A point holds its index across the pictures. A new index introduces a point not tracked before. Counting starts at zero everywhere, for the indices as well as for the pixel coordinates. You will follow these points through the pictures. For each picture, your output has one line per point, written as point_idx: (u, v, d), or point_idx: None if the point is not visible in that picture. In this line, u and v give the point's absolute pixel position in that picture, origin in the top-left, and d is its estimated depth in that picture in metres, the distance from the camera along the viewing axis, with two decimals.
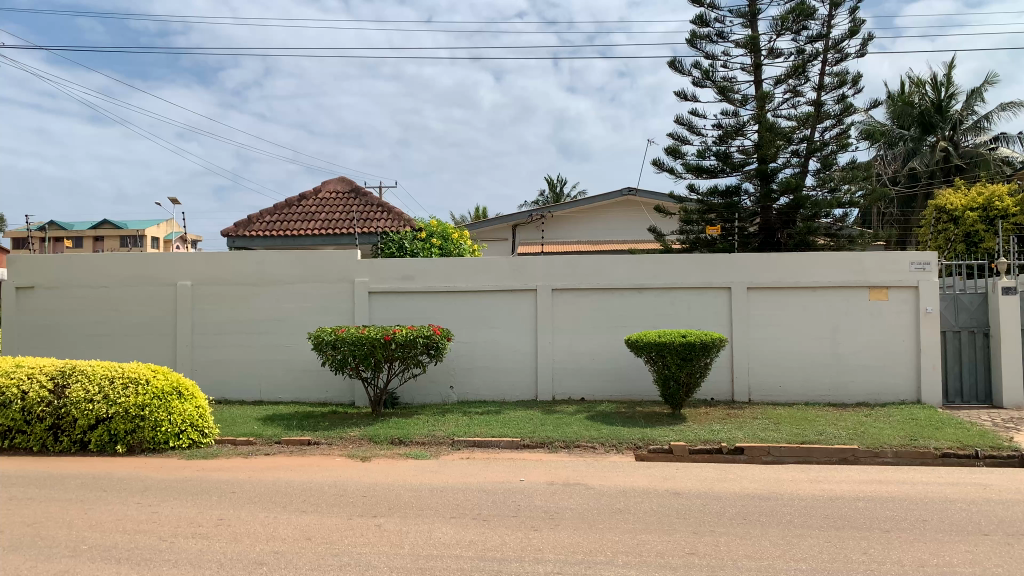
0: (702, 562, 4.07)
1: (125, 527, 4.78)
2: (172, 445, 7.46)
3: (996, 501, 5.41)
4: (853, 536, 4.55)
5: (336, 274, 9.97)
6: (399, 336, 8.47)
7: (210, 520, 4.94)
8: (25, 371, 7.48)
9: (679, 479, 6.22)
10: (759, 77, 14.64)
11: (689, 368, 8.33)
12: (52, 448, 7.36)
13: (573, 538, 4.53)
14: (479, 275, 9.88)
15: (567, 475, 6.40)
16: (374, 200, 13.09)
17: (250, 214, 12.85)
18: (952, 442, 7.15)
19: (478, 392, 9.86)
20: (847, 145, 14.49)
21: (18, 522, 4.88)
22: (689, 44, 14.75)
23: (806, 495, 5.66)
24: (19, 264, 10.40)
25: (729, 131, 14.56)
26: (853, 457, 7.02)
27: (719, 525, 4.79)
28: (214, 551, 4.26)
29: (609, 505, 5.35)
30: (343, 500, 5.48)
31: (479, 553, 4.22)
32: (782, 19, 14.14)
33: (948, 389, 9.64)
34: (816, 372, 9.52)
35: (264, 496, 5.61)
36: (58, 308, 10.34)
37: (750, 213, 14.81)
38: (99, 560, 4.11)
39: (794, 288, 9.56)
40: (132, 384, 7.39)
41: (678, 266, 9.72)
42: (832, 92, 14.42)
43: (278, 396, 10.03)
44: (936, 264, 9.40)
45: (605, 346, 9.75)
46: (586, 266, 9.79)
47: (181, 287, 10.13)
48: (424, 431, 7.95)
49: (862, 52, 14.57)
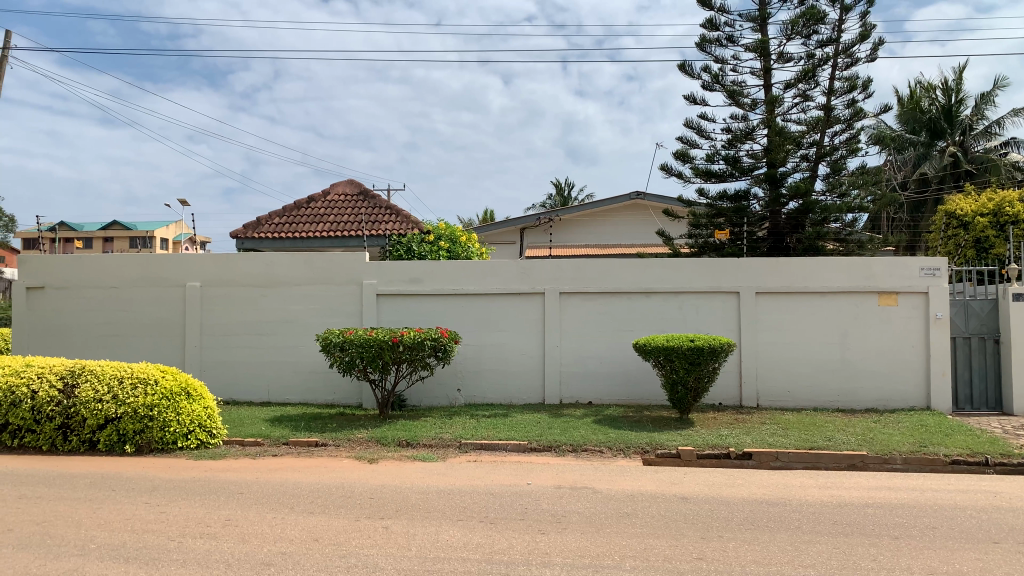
0: (710, 566, 4.06)
1: (134, 526, 4.80)
2: (180, 445, 7.49)
3: (1006, 509, 5.37)
4: (861, 542, 4.52)
5: (344, 276, 10.01)
6: (407, 339, 8.49)
7: (218, 520, 4.96)
8: (35, 371, 7.54)
9: (687, 484, 6.21)
10: (769, 81, 14.60)
11: (697, 373, 8.30)
12: (61, 448, 7.40)
13: (580, 542, 4.52)
14: (487, 278, 9.89)
15: (575, 478, 6.39)
16: (382, 203, 13.14)
17: (260, 216, 12.92)
18: (961, 449, 7.11)
19: (485, 396, 9.86)
20: (857, 150, 14.43)
21: (27, 520, 4.91)
22: (699, 48, 14.74)
23: (814, 500, 5.64)
24: (30, 264, 10.47)
25: (738, 135, 14.53)
26: (862, 463, 6.98)
27: (726, 530, 4.78)
28: (222, 551, 4.28)
29: (617, 509, 5.34)
30: (350, 501, 5.50)
31: (486, 556, 4.23)
32: (792, 23, 14.10)
33: (958, 395, 9.57)
34: (825, 377, 9.48)
35: (271, 498, 5.63)
36: (68, 308, 10.41)
37: (760, 217, 14.79)
38: (108, 559, 4.13)
39: (803, 293, 9.53)
40: (141, 384, 7.44)
41: (686, 271, 9.70)
42: (842, 96, 14.38)
43: (285, 398, 10.07)
44: (947, 269, 9.34)
45: (612, 350, 9.74)
46: (594, 270, 9.79)
47: (190, 288, 10.19)
48: (432, 433, 7.96)
49: (873, 56, 14.52)
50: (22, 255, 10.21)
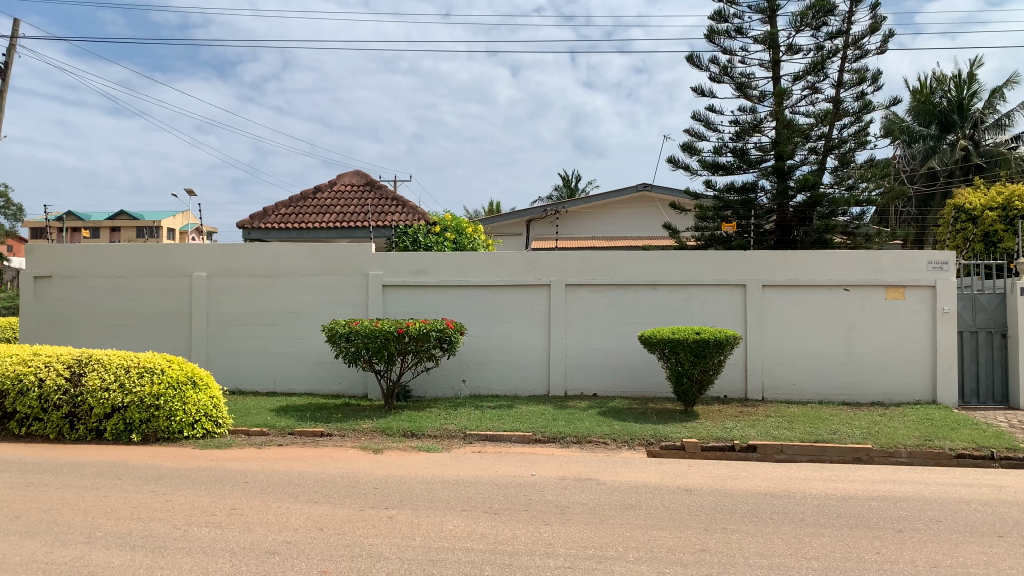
0: (713, 558, 4.06)
1: (139, 514, 4.84)
2: (186, 434, 7.54)
3: (1011, 504, 5.34)
4: (865, 535, 4.52)
5: (350, 266, 10.02)
6: (411, 330, 8.49)
7: (224, 509, 5.00)
8: (42, 359, 7.61)
9: (691, 476, 6.20)
10: (777, 73, 14.50)
11: (703, 365, 8.28)
12: (69, 436, 7.48)
13: (584, 533, 4.53)
14: (492, 270, 9.88)
15: (579, 470, 6.40)
16: (388, 194, 13.19)
17: (267, 207, 12.97)
18: (967, 443, 7.08)
19: (490, 387, 9.88)
20: (865, 142, 14.33)
21: (34, 508, 4.95)
22: (706, 40, 14.65)
23: (818, 493, 5.63)
24: (37, 253, 10.52)
25: (746, 127, 14.42)
26: (867, 456, 6.98)
27: (730, 523, 4.77)
28: (226, 540, 4.30)
29: (620, 500, 5.35)
30: (355, 491, 5.53)
31: (489, 546, 4.25)
32: (800, 14, 13.99)
33: (965, 389, 9.52)
34: (830, 371, 9.45)
35: (277, 487, 5.67)
36: (74, 297, 10.46)
37: (767, 210, 14.66)
38: (113, 547, 4.17)
39: (809, 286, 9.49)
40: (147, 373, 7.47)
41: (692, 263, 9.67)
42: (851, 89, 14.27)
43: (290, 387, 10.12)
44: (954, 263, 9.28)
45: (617, 342, 9.74)
46: (598, 262, 9.78)
47: (197, 278, 10.23)
48: (437, 424, 7.98)
49: (883, 48, 14.39)
50: (30, 245, 10.24)
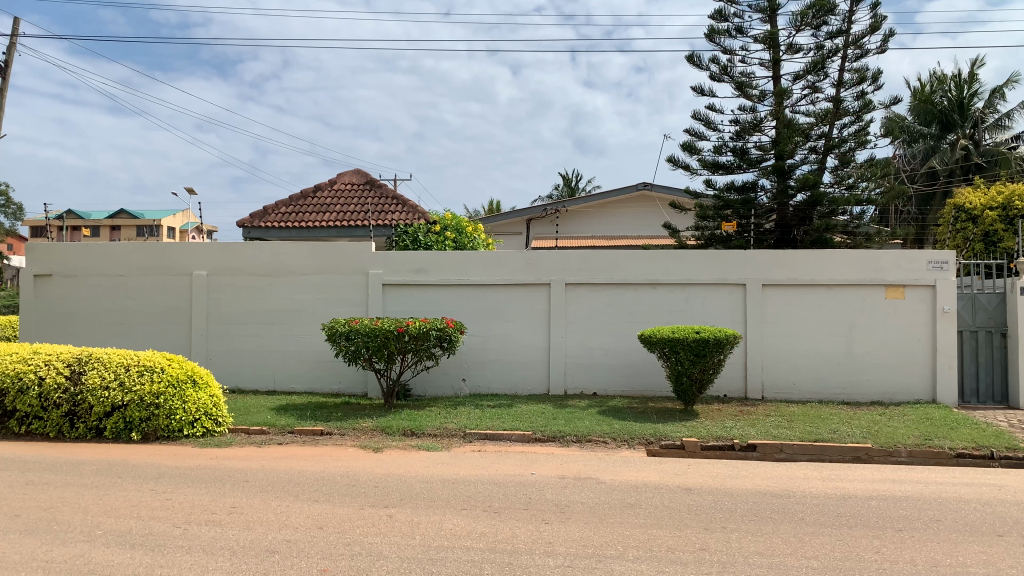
0: (713, 557, 4.06)
1: (139, 513, 4.84)
2: (186, 433, 7.54)
3: (1011, 503, 5.34)
4: (864, 535, 4.52)
5: (350, 265, 10.02)
6: (411, 329, 8.48)
7: (223, 508, 5.00)
8: (42, 357, 7.60)
9: (691, 475, 6.19)
10: (777, 72, 14.51)
11: (702, 365, 8.28)
12: (69, 435, 7.48)
13: (584, 532, 4.53)
14: (492, 269, 9.89)
15: (579, 469, 6.40)
16: (388, 193, 13.19)
17: (267, 206, 12.97)
18: (966, 442, 7.08)
19: (489, 386, 9.88)
20: (865, 142, 14.34)
21: (33, 506, 4.95)
22: (706, 40, 14.65)
23: (818, 493, 5.62)
24: (37, 251, 10.51)
25: (746, 126, 14.43)
26: (866, 455, 6.98)
27: (730, 522, 4.77)
28: (226, 538, 4.30)
29: (620, 499, 5.35)
30: (354, 490, 5.53)
31: (489, 545, 4.25)
32: (801, 14, 14.00)
33: (965, 389, 9.52)
34: (830, 370, 9.45)
35: (276, 485, 5.67)
36: (74, 295, 10.46)
37: (767, 209, 14.66)
38: (113, 545, 4.17)
39: (809, 286, 9.49)
40: (147, 372, 7.47)
41: (692, 262, 9.67)
42: (851, 88, 14.28)
43: (290, 386, 10.11)
44: (954, 263, 9.28)
45: (617, 342, 9.74)
46: (598, 261, 9.78)
47: (197, 276, 10.23)
48: (437, 423, 7.98)
49: (884, 47, 14.39)
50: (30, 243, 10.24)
